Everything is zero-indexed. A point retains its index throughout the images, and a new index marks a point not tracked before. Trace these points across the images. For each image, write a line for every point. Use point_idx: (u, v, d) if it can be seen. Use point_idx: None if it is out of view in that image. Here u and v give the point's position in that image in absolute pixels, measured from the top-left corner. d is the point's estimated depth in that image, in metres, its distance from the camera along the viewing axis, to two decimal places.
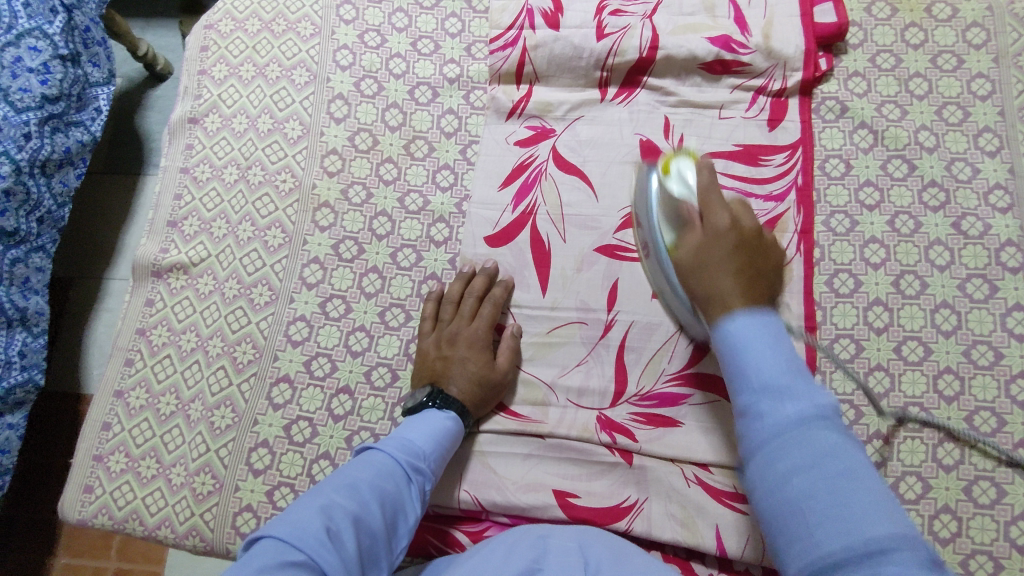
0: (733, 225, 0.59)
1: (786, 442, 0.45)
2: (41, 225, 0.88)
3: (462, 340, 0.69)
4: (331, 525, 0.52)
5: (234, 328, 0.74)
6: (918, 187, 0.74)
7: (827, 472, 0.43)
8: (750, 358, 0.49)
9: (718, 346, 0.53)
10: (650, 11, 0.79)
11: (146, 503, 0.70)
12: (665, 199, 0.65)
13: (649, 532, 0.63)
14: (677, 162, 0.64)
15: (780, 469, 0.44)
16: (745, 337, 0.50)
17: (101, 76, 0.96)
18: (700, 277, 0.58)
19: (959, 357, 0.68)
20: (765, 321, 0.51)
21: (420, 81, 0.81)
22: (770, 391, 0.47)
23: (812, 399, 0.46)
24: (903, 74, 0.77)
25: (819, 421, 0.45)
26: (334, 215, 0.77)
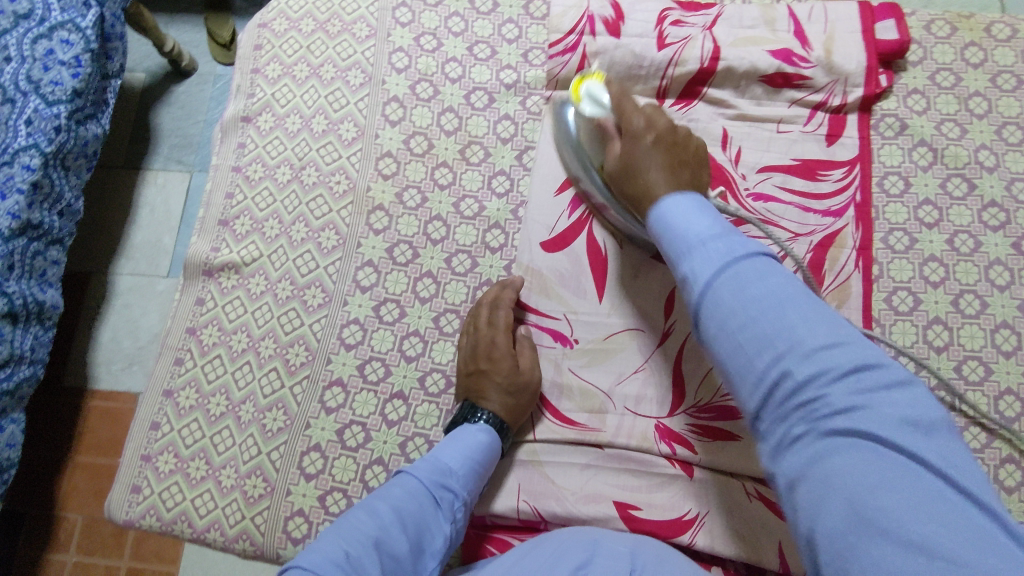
0: (646, 129, 0.62)
1: (734, 281, 0.45)
2: (61, 217, 0.87)
3: (482, 354, 0.68)
4: (350, 550, 0.52)
5: (287, 330, 0.74)
6: (977, 206, 0.74)
7: (784, 321, 0.42)
8: (682, 224, 0.50)
9: (653, 229, 0.54)
10: (710, 23, 0.79)
11: (195, 505, 0.69)
12: (585, 123, 0.69)
13: (711, 547, 0.63)
14: (587, 84, 0.68)
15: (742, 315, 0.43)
16: (674, 215, 0.52)
17: (115, 69, 0.94)
18: (632, 177, 0.61)
19: (1019, 378, 0.68)
20: (696, 199, 0.53)
21: (476, 86, 0.81)
22: (718, 241, 0.48)
23: (738, 249, 0.46)
24: (963, 93, 0.78)
25: (756, 263, 0.45)
26: (389, 219, 0.77)
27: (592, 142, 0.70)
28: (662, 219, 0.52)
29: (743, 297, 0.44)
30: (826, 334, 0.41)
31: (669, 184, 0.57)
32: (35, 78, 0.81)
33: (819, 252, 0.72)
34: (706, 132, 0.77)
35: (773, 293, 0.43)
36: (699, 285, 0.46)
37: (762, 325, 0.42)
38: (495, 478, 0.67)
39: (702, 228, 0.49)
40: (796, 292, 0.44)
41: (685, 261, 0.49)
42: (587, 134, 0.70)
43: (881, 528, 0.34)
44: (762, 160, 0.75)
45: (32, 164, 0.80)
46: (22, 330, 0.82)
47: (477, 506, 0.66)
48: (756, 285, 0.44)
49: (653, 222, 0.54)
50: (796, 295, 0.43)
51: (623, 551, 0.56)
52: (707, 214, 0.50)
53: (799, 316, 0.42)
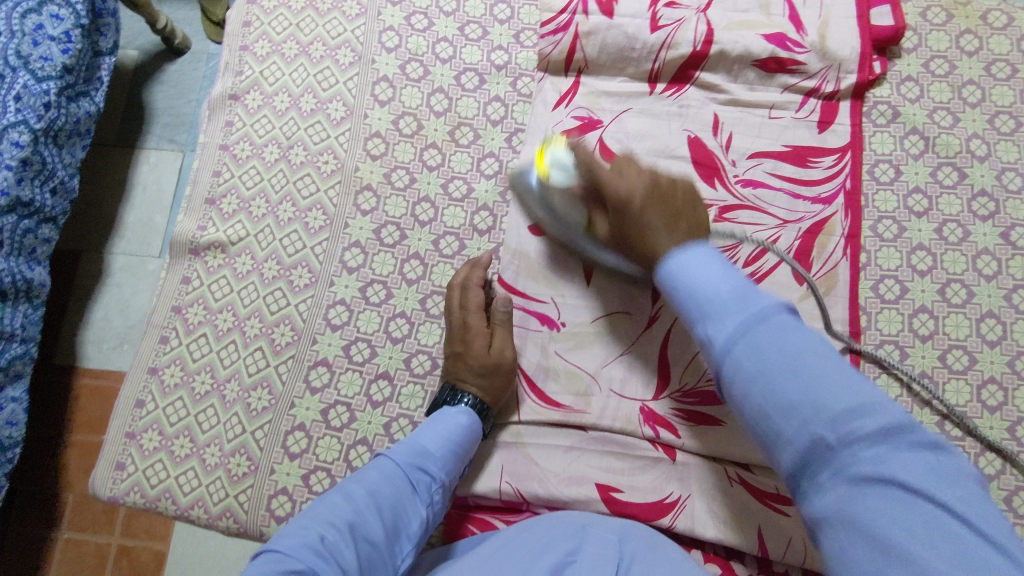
0: (629, 190, 0.58)
1: (750, 342, 0.42)
2: (54, 195, 0.87)
3: (457, 337, 0.68)
4: (325, 534, 0.51)
5: (273, 310, 0.74)
6: (967, 195, 0.73)
7: (805, 372, 0.40)
8: (688, 275, 0.48)
9: (662, 282, 0.50)
10: (704, 6, 0.78)
11: (179, 483, 0.69)
12: (560, 193, 0.66)
13: (692, 530, 0.63)
14: (551, 152, 0.66)
15: (750, 365, 0.42)
16: (685, 271, 0.48)
17: (109, 45, 0.93)
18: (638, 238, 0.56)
19: (1002, 367, 0.68)
20: (705, 249, 0.49)
21: (467, 67, 0.80)
22: (717, 305, 0.45)
23: (753, 306, 0.44)
24: (957, 81, 0.77)
25: (772, 323, 0.42)
26: (377, 200, 0.76)
27: (573, 212, 0.66)
28: (676, 271, 0.49)
29: (759, 367, 0.41)
30: (849, 392, 0.39)
31: (669, 233, 0.54)
32: (24, 53, 0.79)
33: (808, 239, 0.72)
34: (698, 116, 0.76)
35: (793, 352, 0.41)
36: (715, 352, 0.44)
37: (783, 384, 0.40)
38: (477, 460, 0.67)
39: (713, 285, 0.46)
40: (810, 347, 0.41)
41: (701, 322, 0.46)
42: (564, 199, 0.66)
43: (914, 567, 0.33)
44: (753, 146, 0.75)
45: (21, 141, 0.79)
46: (10, 308, 0.82)
47: (460, 487, 0.66)
48: (774, 347, 0.42)
49: (662, 276, 0.50)
50: (816, 353, 0.41)
51: (612, 539, 0.56)
52: (721, 268, 0.47)
53: (808, 354, 0.41)
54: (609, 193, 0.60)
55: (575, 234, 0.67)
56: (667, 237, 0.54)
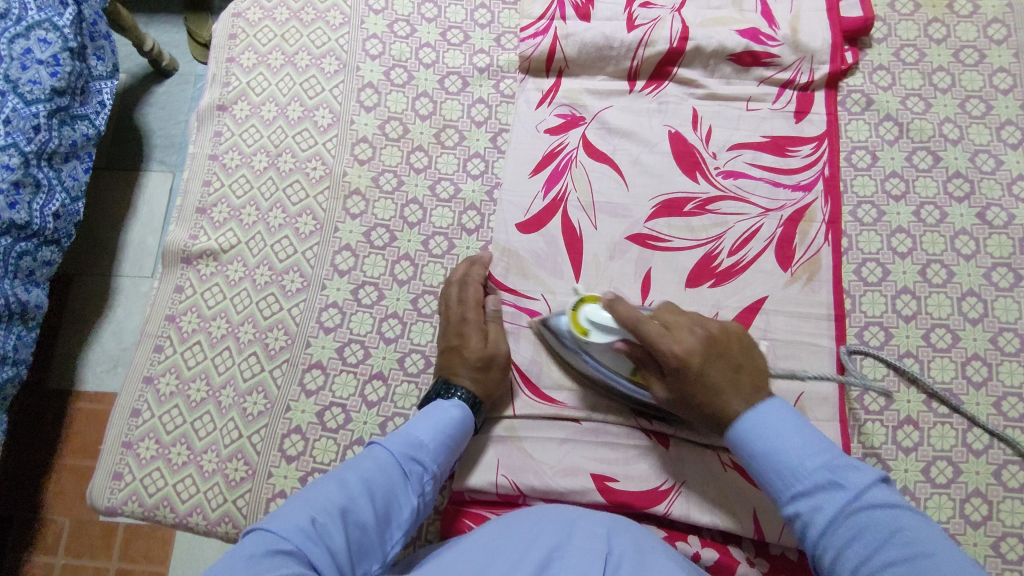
0: (687, 355, 0.60)
1: (851, 523, 0.51)
2: (58, 220, 0.88)
3: (457, 331, 0.69)
4: (317, 517, 0.52)
5: (266, 314, 0.74)
6: (942, 177, 0.75)
7: (887, 533, 0.50)
8: (780, 441, 0.56)
9: (736, 444, 0.58)
10: (679, 5, 0.80)
11: (177, 490, 0.70)
12: (606, 354, 0.65)
13: (687, 516, 0.64)
14: (589, 306, 0.65)
15: (843, 542, 0.51)
16: (766, 427, 0.57)
17: (105, 70, 0.96)
18: (710, 395, 0.60)
19: (986, 344, 0.69)
20: (784, 407, 0.58)
21: (450, 71, 0.82)
22: (810, 497, 0.53)
23: (846, 487, 0.52)
24: (927, 68, 0.79)
25: (870, 503, 0.51)
26: (366, 203, 0.78)
27: (619, 364, 0.65)
28: (748, 435, 0.57)
29: (845, 524, 0.51)
30: (950, 568, 0.47)
31: (739, 395, 0.60)
32: (13, 77, 0.81)
33: (790, 227, 0.73)
34: (677, 112, 0.78)
35: (878, 532, 0.50)
36: (815, 530, 0.53)
37: (874, 553, 0.50)
38: (473, 456, 0.68)
39: (801, 455, 0.55)
40: (901, 516, 0.50)
41: (777, 489, 0.56)
42: (611, 356, 0.65)
43: None
44: (732, 138, 0.77)
45: (11, 163, 0.80)
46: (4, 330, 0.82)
47: (456, 482, 0.67)
48: (861, 514, 0.51)
49: (732, 443, 0.59)
50: (909, 530, 0.50)
51: (600, 533, 0.56)
52: (794, 427, 0.57)
53: (908, 537, 0.49)
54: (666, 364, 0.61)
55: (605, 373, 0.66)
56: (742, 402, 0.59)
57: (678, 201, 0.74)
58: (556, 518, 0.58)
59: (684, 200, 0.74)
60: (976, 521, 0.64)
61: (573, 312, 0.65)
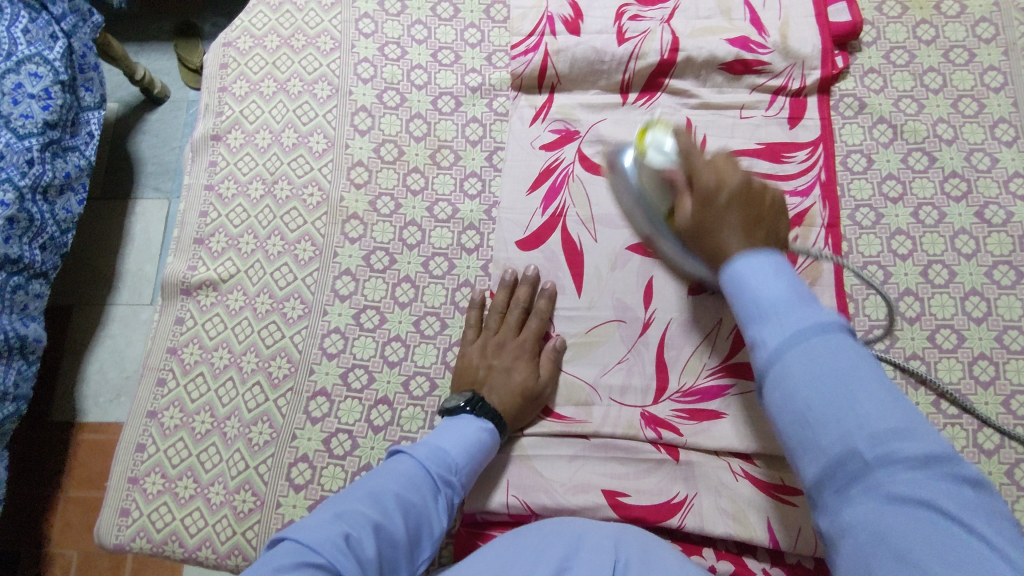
0: (720, 181, 0.55)
1: (804, 351, 0.41)
2: (45, 251, 0.87)
3: (508, 352, 0.69)
4: (351, 530, 0.51)
5: (268, 343, 0.74)
6: (939, 178, 0.75)
7: (847, 378, 0.40)
8: (751, 289, 0.46)
9: (726, 287, 0.49)
10: (668, 16, 0.80)
11: (185, 524, 0.69)
12: (648, 174, 0.64)
13: (701, 528, 0.63)
14: (653, 133, 0.64)
15: (794, 391, 0.41)
16: (745, 274, 0.47)
17: (93, 100, 0.96)
18: (706, 237, 0.55)
19: (991, 343, 0.69)
20: (774, 258, 0.48)
21: (442, 91, 0.82)
22: (774, 319, 0.44)
23: (817, 319, 0.42)
24: (918, 69, 0.79)
25: (825, 330, 0.42)
26: (364, 227, 0.77)
27: (661, 197, 0.64)
28: (735, 276, 0.48)
29: (799, 361, 0.41)
30: (892, 412, 0.38)
31: (742, 235, 0.52)
32: (4, 111, 0.81)
33: (790, 233, 0.73)
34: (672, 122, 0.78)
35: (830, 356, 0.41)
36: (764, 357, 0.43)
37: (813, 391, 0.40)
38: (484, 476, 0.67)
39: (790, 309, 0.44)
40: (859, 364, 0.41)
41: (750, 323, 0.46)
42: (655, 181, 0.64)
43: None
44: (728, 146, 0.77)
45: (6, 199, 0.80)
46: (4, 367, 0.82)
47: (468, 504, 0.66)
48: (822, 357, 0.41)
49: (726, 278, 0.49)
50: (863, 370, 0.40)
51: (607, 545, 0.55)
52: (846, 348, 0.41)
53: (859, 388, 0.39)
54: (694, 185, 0.58)
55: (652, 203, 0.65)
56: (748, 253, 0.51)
57: None
58: (562, 532, 0.58)
59: None
60: None
61: (643, 130, 0.66)
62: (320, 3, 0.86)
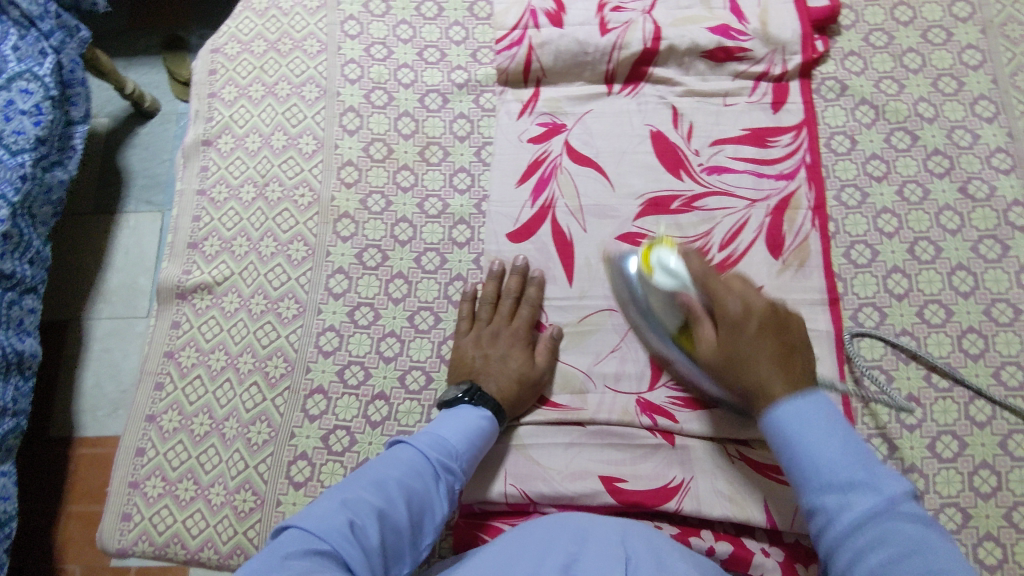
0: (745, 316, 0.57)
1: (877, 529, 0.45)
2: (31, 266, 0.88)
3: (502, 340, 0.70)
4: (355, 518, 0.52)
5: (264, 343, 0.74)
6: (922, 156, 0.76)
7: (920, 550, 0.44)
8: (815, 447, 0.49)
9: (766, 433, 0.53)
10: (649, 7, 0.81)
11: (186, 526, 0.69)
12: (657, 293, 0.65)
13: (699, 511, 0.64)
14: (658, 253, 0.65)
15: (863, 554, 0.45)
16: (800, 428, 0.50)
17: (80, 114, 0.95)
18: (738, 371, 0.57)
19: (980, 316, 0.70)
20: (823, 405, 0.51)
21: (429, 89, 0.83)
22: (840, 491, 0.47)
23: (882, 491, 0.46)
24: (897, 50, 0.80)
25: (901, 513, 0.45)
26: (355, 225, 0.78)
27: (668, 315, 0.65)
28: (789, 421, 0.51)
29: (873, 538, 0.45)
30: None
31: (784, 376, 0.54)
32: None
33: (776, 216, 0.74)
34: (656, 111, 0.79)
35: (904, 544, 0.44)
36: (833, 530, 0.47)
37: (879, 557, 0.44)
38: (483, 466, 0.67)
39: (832, 468, 0.48)
40: (933, 536, 0.44)
41: (808, 495, 0.49)
42: (664, 304, 0.64)
43: None
44: (713, 133, 0.77)
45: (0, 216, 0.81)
46: (4, 381, 0.82)
47: (467, 494, 0.66)
48: (894, 533, 0.44)
49: (767, 428, 0.53)
50: (931, 537, 0.44)
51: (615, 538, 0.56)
52: (905, 526, 0.45)
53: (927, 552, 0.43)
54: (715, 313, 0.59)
55: (653, 317, 0.66)
56: (775, 381, 0.54)
57: (665, 199, 0.75)
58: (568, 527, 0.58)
59: (670, 198, 0.75)
60: (986, 492, 0.64)
61: (647, 249, 0.66)
62: (306, 7, 0.87)
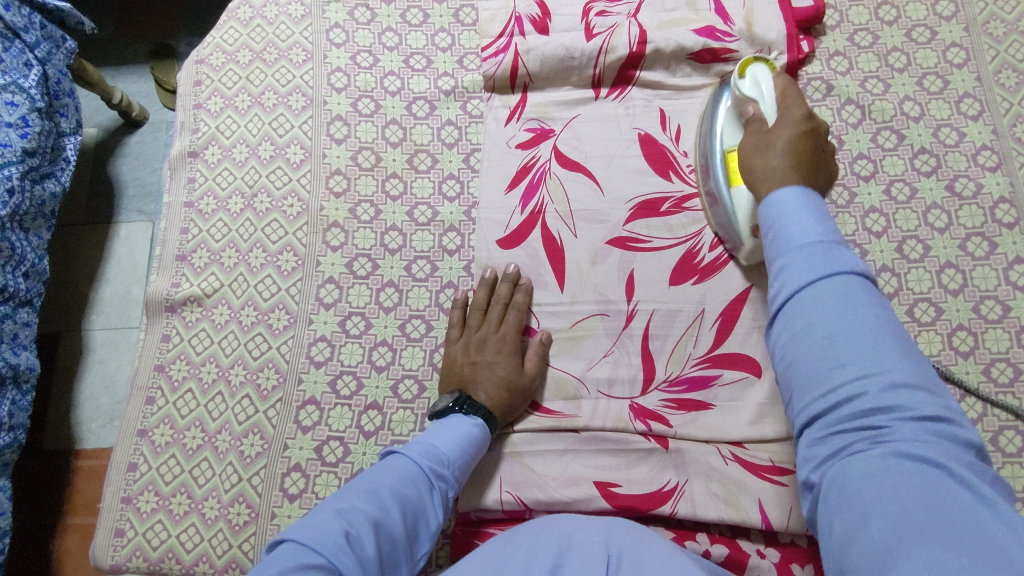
0: (800, 120, 0.62)
1: (818, 291, 0.47)
2: (27, 278, 0.87)
3: (491, 347, 0.70)
4: (350, 529, 0.51)
5: (255, 355, 0.74)
6: (909, 154, 0.76)
7: (868, 334, 0.44)
8: (788, 224, 0.51)
9: (761, 214, 0.54)
10: (634, 10, 0.81)
11: (180, 541, 0.69)
12: (735, 99, 0.70)
13: (694, 514, 0.64)
14: (755, 65, 0.69)
15: (801, 325, 0.47)
16: (783, 210, 0.52)
17: (70, 126, 0.96)
18: (762, 153, 0.60)
19: (969, 313, 0.70)
20: (807, 194, 0.52)
21: (416, 96, 0.83)
22: (810, 247, 0.48)
23: (841, 266, 0.47)
24: (882, 50, 0.81)
25: (854, 292, 0.46)
26: (345, 234, 0.78)
27: (732, 135, 0.70)
28: (772, 207, 0.53)
29: (833, 308, 0.46)
30: (901, 375, 0.43)
31: (795, 168, 0.58)
32: None
33: None
34: (645, 114, 0.79)
35: (855, 340, 0.44)
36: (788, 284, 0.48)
37: (829, 336, 0.45)
38: (477, 474, 0.67)
39: (829, 270, 0.47)
40: (886, 327, 0.45)
41: (776, 256, 0.51)
42: (736, 109, 0.70)
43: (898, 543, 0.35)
44: None
45: None
46: None
47: (461, 503, 0.66)
48: (859, 332, 0.44)
49: (761, 213, 0.54)
50: (887, 328, 0.45)
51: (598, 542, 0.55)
52: (866, 303, 0.46)
53: (886, 354, 0.43)
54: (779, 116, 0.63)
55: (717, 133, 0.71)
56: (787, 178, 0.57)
57: (655, 202, 0.75)
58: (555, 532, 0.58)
59: (660, 201, 0.75)
60: None
61: (747, 62, 0.70)
62: (291, 16, 0.87)
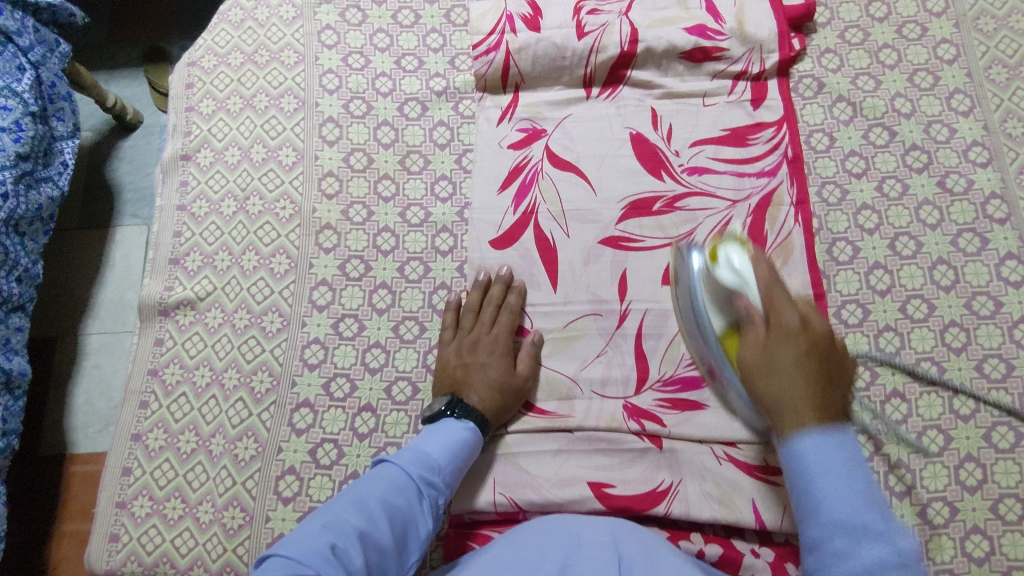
0: (799, 326, 0.58)
1: (838, 503, 0.46)
2: (20, 283, 0.87)
3: (483, 348, 0.70)
4: (337, 541, 0.51)
5: (249, 358, 0.74)
6: (900, 151, 0.76)
7: (870, 537, 0.44)
8: (820, 486, 0.47)
9: (785, 462, 0.51)
10: (625, 9, 0.81)
11: (175, 545, 0.69)
12: (710, 283, 0.66)
13: (688, 514, 0.64)
14: (725, 249, 0.65)
15: (825, 521, 0.46)
16: (817, 462, 0.48)
17: (66, 130, 0.96)
18: (766, 378, 0.57)
19: (961, 309, 0.70)
20: (841, 442, 0.48)
21: (408, 97, 0.83)
22: (849, 535, 0.44)
23: (864, 511, 0.45)
24: (873, 46, 0.81)
25: (859, 492, 0.46)
26: (337, 236, 0.78)
27: (717, 317, 0.65)
28: (797, 458, 0.49)
29: (837, 507, 0.46)
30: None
31: (805, 386, 0.54)
32: None
33: (758, 215, 0.74)
34: (636, 113, 0.79)
35: (866, 540, 0.44)
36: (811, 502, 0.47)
37: (834, 538, 0.45)
38: (471, 476, 0.67)
39: (850, 514, 0.45)
40: (898, 540, 0.44)
41: (809, 524, 0.47)
42: (723, 299, 0.64)
43: None
44: (693, 134, 0.77)
45: None
46: None
47: (455, 505, 0.66)
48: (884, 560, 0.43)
49: (787, 453, 0.50)
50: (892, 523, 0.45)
51: (607, 541, 0.56)
52: (865, 497, 0.46)
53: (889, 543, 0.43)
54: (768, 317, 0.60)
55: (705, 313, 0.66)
56: (795, 399, 0.54)
57: (647, 201, 0.75)
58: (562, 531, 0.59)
59: (652, 200, 0.75)
60: (972, 486, 0.65)
61: (715, 244, 0.66)
62: (282, 17, 0.87)
